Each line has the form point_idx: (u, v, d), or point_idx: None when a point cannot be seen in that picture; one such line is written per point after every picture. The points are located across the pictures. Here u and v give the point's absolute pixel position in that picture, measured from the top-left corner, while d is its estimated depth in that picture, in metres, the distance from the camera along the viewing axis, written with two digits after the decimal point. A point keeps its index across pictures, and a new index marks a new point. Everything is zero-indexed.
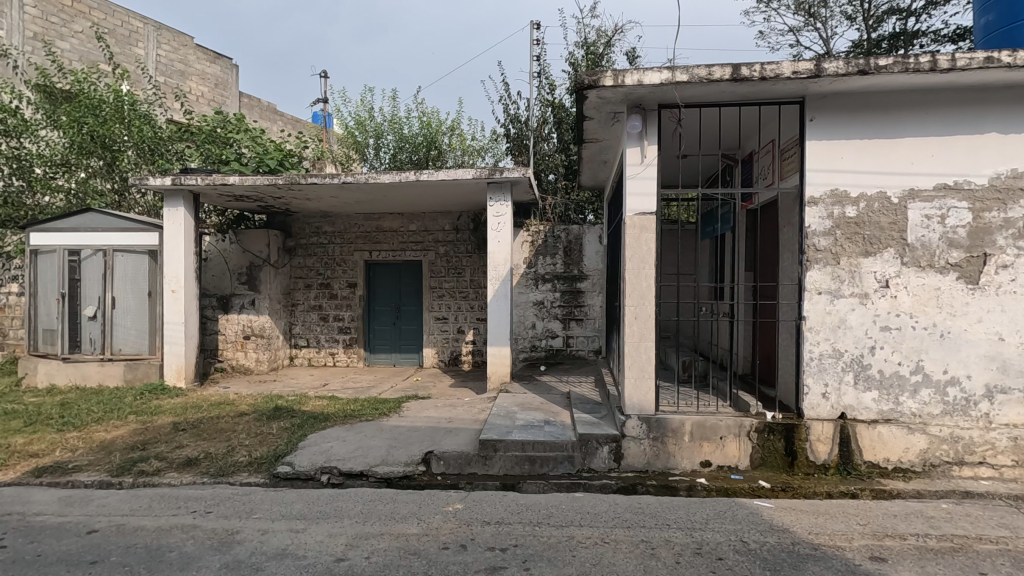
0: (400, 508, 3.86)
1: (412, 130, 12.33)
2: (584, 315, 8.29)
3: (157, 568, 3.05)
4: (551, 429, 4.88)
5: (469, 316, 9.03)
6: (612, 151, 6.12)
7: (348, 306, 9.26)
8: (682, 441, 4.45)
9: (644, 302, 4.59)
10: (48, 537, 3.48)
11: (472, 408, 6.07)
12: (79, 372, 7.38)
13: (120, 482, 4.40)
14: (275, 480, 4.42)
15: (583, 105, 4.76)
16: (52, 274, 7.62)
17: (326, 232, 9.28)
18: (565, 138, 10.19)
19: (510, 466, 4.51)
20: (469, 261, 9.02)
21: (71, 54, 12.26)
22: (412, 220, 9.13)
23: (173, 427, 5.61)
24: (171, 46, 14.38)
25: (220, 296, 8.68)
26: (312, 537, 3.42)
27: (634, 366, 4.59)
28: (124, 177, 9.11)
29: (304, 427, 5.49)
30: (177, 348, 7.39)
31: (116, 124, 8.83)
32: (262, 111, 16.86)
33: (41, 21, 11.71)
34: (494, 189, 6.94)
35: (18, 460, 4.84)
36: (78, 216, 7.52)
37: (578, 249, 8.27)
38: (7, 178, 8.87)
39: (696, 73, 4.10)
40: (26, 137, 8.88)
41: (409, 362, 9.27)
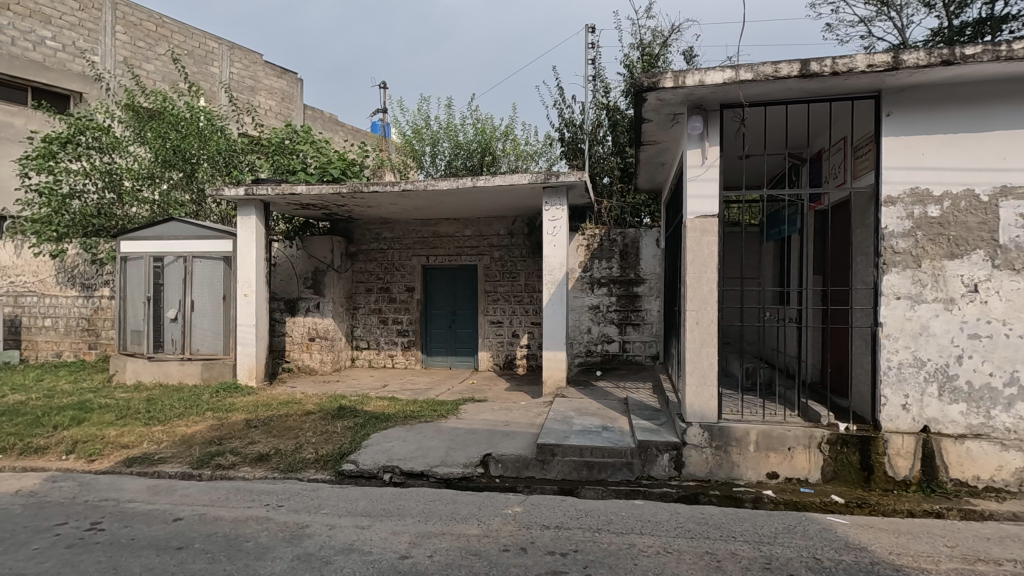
0: (459, 509, 3.92)
1: (467, 137, 12.54)
2: (640, 320, 8.16)
3: (236, 556, 3.23)
4: (609, 435, 4.83)
5: (524, 320, 9.07)
6: (670, 152, 6.00)
7: (407, 309, 9.51)
8: (747, 451, 4.30)
9: (706, 307, 4.47)
10: (140, 523, 3.76)
11: (528, 412, 6.09)
12: (161, 370, 7.89)
13: (200, 474, 4.70)
14: (340, 478, 4.59)
15: (640, 108, 4.72)
16: (139, 279, 8.22)
17: (385, 238, 9.58)
18: (620, 140, 10.08)
19: (567, 471, 4.50)
20: (524, 265, 9.07)
21: (155, 75, 13.37)
22: (468, 225, 9.27)
23: (246, 424, 5.93)
24: (242, 63, 15.25)
25: (287, 300, 9.11)
26: (377, 534, 3.53)
27: (696, 373, 4.47)
28: (201, 188, 9.79)
29: (367, 426, 5.68)
30: (249, 348, 7.82)
31: (195, 139, 9.51)
32: (325, 122, 17.61)
33: (130, 46, 12.97)
34: (550, 194, 6.94)
35: (112, 451, 5.26)
36: (162, 225, 8.09)
37: (634, 252, 8.17)
38: (101, 191, 9.58)
39: (761, 71, 3.98)
40: (117, 153, 9.61)
41: (465, 365, 9.39)
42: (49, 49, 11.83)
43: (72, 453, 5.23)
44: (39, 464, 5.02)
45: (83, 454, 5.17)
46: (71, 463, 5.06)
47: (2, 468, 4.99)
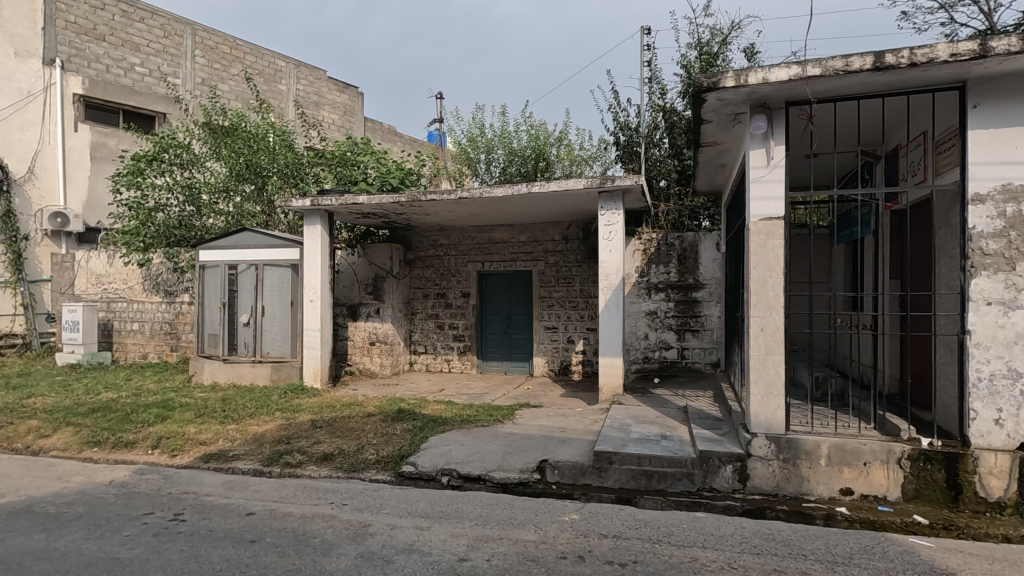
0: (516, 514, 3.94)
1: (521, 143, 12.63)
2: (700, 327, 7.93)
3: (305, 551, 3.38)
4: (668, 443, 4.72)
5: (579, 325, 9.01)
6: (731, 154, 5.82)
7: (463, 315, 9.66)
8: (818, 465, 4.08)
9: (771, 313, 4.29)
10: (217, 516, 4.00)
11: (584, 418, 6.03)
12: (235, 372, 8.37)
13: (270, 471, 4.95)
14: (400, 479, 4.72)
15: (700, 108, 4.61)
16: (215, 286, 8.76)
17: (442, 244, 9.77)
18: (677, 142, 9.85)
19: (625, 479, 4.42)
20: (579, 270, 9.02)
21: (229, 94, 14.29)
22: (522, 231, 9.32)
23: (312, 425, 6.19)
24: (308, 80, 16.02)
25: (349, 305, 9.45)
26: (436, 535, 3.60)
27: (761, 382, 4.29)
28: (270, 200, 10.36)
29: (426, 429, 5.79)
30: (314, 351, 8.18)
31: (265, 154, 10.09)
32: (384, 134, 18.21)
33: (208, 68, 13.93)
34: (606, 199, 6.89)
35: (191, 446, 5.62)
36: (236, 236, 8.61)
37: (693, 257, 7.95)
38: (181, 205, 10.29)
39: (829, 65, 3.80)
40: (195, 168, 10.32)
41: (520, 370, 9.42)
42: (138, 75, 12.89)
43: (157, 447, 5.63)
44: (129, 458, 5.44)
45: (167, 449, 5.56)
46: (157, 457, 5.46)
47: (98, 459, 5.45)
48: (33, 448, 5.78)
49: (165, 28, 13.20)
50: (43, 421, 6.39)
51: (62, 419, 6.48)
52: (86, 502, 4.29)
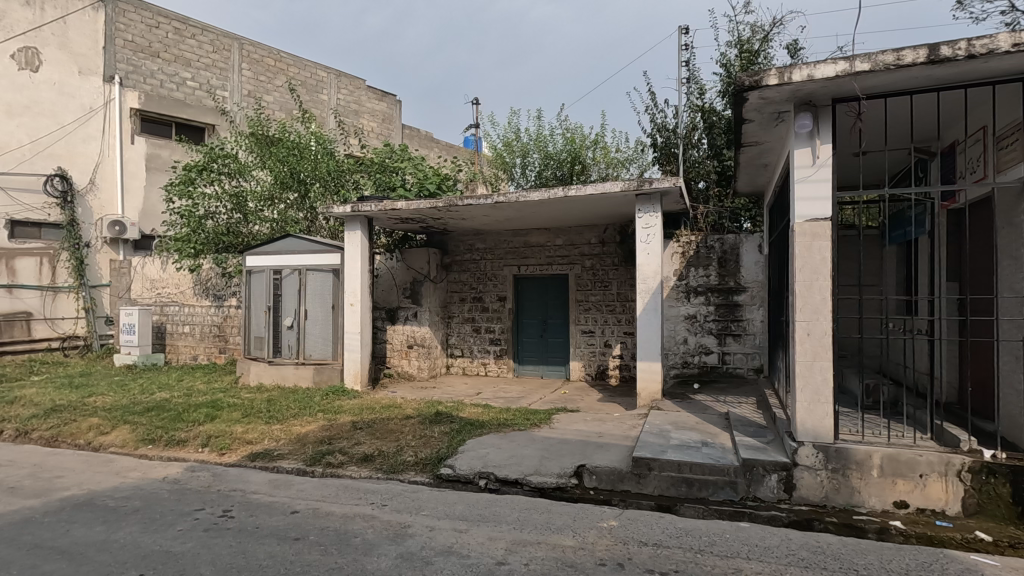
0: (554, 519, 3.92)
1: (557, 147, 12.62)
2: (742, 331, 7.73)
3: (346, 550, 3.45)
4: (710, 451, 4.61)
5: (616, 329, 8.92)
6: (774, 153, 5.67)
7: (499, 318, 9.69)
8: (869, 477, 3.92)
9: (818, 317, 4.15)
10: (263, 513, 4.13)
11: (622, 424, 5.96)
12: (279, 374, 8.63)
13: (313, 470, 5.08)
14: (439, 481, 4.76)
15: (741, 108, 4.51)
16: (261, 290, 9.05)
17: (478, 248, 9.85)
18: (717, 143, 9.65)
19: (665, 487, 4.34)
20: (616, 274, 8.94)
21: (274, 105, 14.82)
22: (558, 234, 9.30)
23: (353, 426, 6.32)
24: (348, 89, 16.44)
25: (388, 309, 9.62)
26: (474, 538, 3.62)
27: (808, 388, 4.15)
28: (313, 207, 10.67)
29: (463, 432, 5.84)
30: (355, 354, 8.36)
31: (308, 162, 10.40)
32: (421, 140, 18.51)
33: (254, 80, 14.48)
34: (643, 201, 6.81)
35: (239, 445, 5.83)
36: (281, 241, 8.90)
37: (734, 260, 7.77)
38: (229, 212, 10.69)
39: (879, 59, 3.66)
40: (242, 177, 10.72)
41: (556, 374, 9.37)
42: (189, 89, 13.50)
43: (207, 446, 5.86)
44: (181, 455, 5.68)
45: (216, 447, 5.78)
46: (206, 455, 5.68)
47: (152, 456, 5.71)
48: (95, 444, 6.11)
49: (214, 43, 13.80)
50: (103, 419, 6.74)
51: (120, 417, 6.82)
52: (142, 497, 4.50)
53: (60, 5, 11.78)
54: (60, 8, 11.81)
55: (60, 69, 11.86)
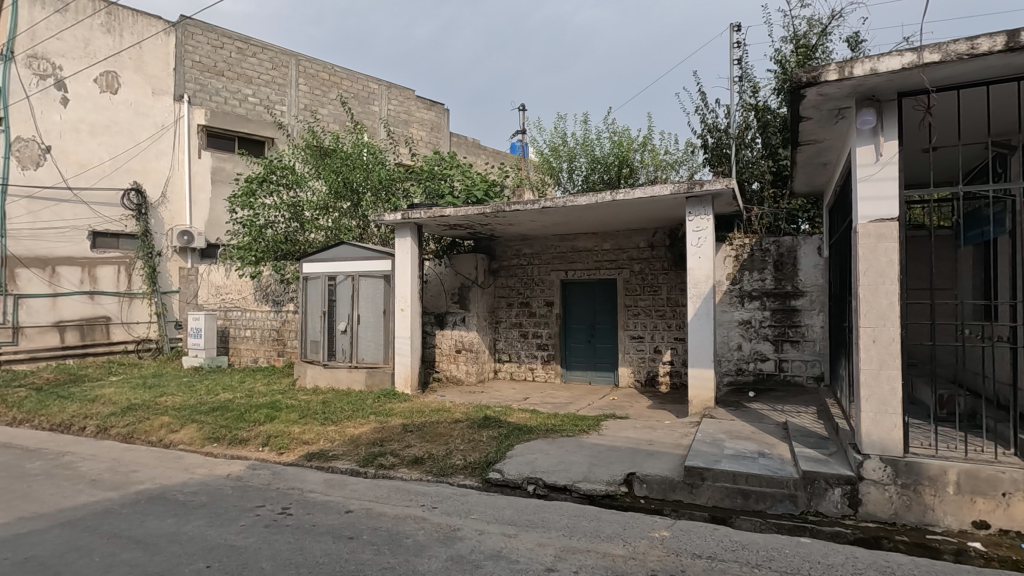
0: (604, 527, 3.87)
1: (604, 151, 12.52)
2: (800, 337, 7.41)
3: (398, 550, 3.53)
4: (767, 462, 4.44)
5: (666, 335, 8.73)
6: (834, 152, 5.42)
7: (546, 324, 9.68)
8: (944, 494, 3.69)
9: (885, 323, 3.93)
10: (319, 512, 4.27)
11: (673, 432, 5.81)
12: (334, 377, 8.92)
13: (366, 471, 5.23)
14: (487, 485, 4.79)
15: (798, 105, 4.35)
16: (316, 296, 9.39)
17: (525, 254, 9.88)
18: (771, 142, 9.32)
19: (719, 498, 4.21)
20: (665, 278, 8.77)
21: (328, 118, 15.42)
22: (606, 238, 9.21)
23: (404, 428, 6.45)
24: (398, 100, 16.90)
25: (437, 314, 9.79)
26: (523, 543, 3.62)
27: (874, 398, 3.93)
28: (365, 215, 11.01)
29: (511, 437, 5.86)
30: (405, 358, 8.55)
31: (360, 172, 10.76)
32: (468, 148, 18.78)
33: (310, 95, 15.11)
34: (694, 204, 6.64)
35: (296, 445, 6.06)
36: (335, 249, 9.22)
37: (791, 263, 7.47)
38: (287, 221, 11.17)
39: (950, 50, 3.46)
40: (299, 188, 11.19)
41: (605, 380, 9.26)
42: (250, 105, 14.22)
43: (267, 445, 6.12)
44: (243, 453, 5.95)
45: (275, 446, 6.03)
46: (266, 454, 5.93)
47: (217, 454, 6.02)
48: (166, 442, 6.50)
49: (273, 60, 14.50)
50: (173, 417, 7.16)
51: (188, 416, 7.22)
52: (207, 492, 4.75)
53: (136, 31, 12.68)
54: (137, 34, 12.71)
55: (136, 90, 12.74)
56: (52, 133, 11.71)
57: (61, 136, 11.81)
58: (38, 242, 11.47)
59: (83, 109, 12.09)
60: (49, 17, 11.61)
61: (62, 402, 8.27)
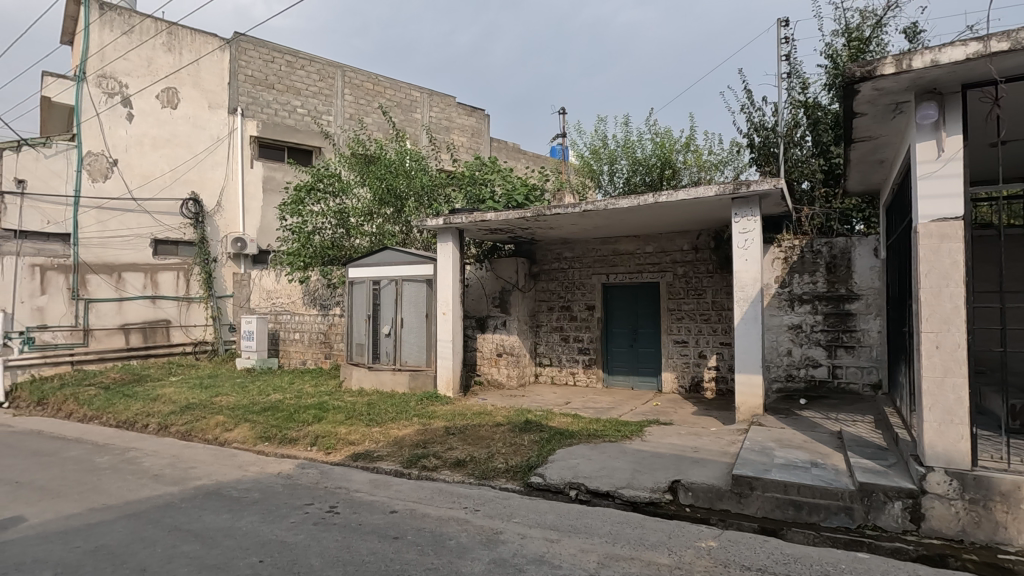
0: (648, 535, 3.80)
1: (645, 152, 12.35)
2: (855, 342, 7.09)
3: (442, 551, 3.57)
4: (820, 472, 4.26)
5: (711, 340, 8.52)
6: (891, 148, 5.18)
7: (588, 328, 9.60)
8: (1017, 511, 3.47)
9: (949, 328, 3.72)
10: (365, 511, 4.37)
11: (720, 439, 5.66)
12: (378, 379, 9.11)
13: (410, 472, 5.31)
14: (529, 489, 4.79)
15: (851, 101, 4.18)
16: (362, 300, 9.63)
17: (566, 257, 9.84)
18: (823, 139, 8.98)
19: (769, 508, 4.07)
20: (710, 281, 8.56)
21: (372, 126, 15.83)
22: (649, 241, 9.08)
23: (446, 431, 6.52)
24: (440, 107, 17.18)
25: (478, 317, 9.86)
26: (566, 549, 3.59)
27: (937, 408, 3.72)
28: (407, 221, 11.25)
29: (552, 441, 5.83)
30: (447, 361, 8.64)
31: (403, 178, 11.00)
32: (508, 152, 18.89)
33: (355, 104, 15.55)
34: (740, 205, 6.47)
35: (343, 445, 6.22)
36: (379, 254, 9.44)
37: (845, 265, 7.17)
38: (333, 227, 11.50)
39: (1021, 37, 3.25)
40: (345, 195, 11.54)
41: (648, 385, 9.10)
42: (299, 116, 14.75)
43: (315, 445, 6.31)
44: (292, 452, 6.16)
45: (322, 446, 6.21)
46: (314, 454, 6.12)
47: (268, 453, 6.25)
48: (221, 440, 6.80)
49: (320, 72, 15.01)
50: (227, 416, 7.48)
51: (241, 415, 7.52)
52: (259, 489, 4.93)
53: (194, 49, 13.38)
54: (195, 52, 13.40)
55: (194, 105, 13.42)
56: (119, 147, 12.48)
57: (127, 149, 12.57)
58: (106, 250, 12.22)
59: (147, 124, 12.83)
60: (117, 40, 12.43)
61: (127, 400, 8.76)
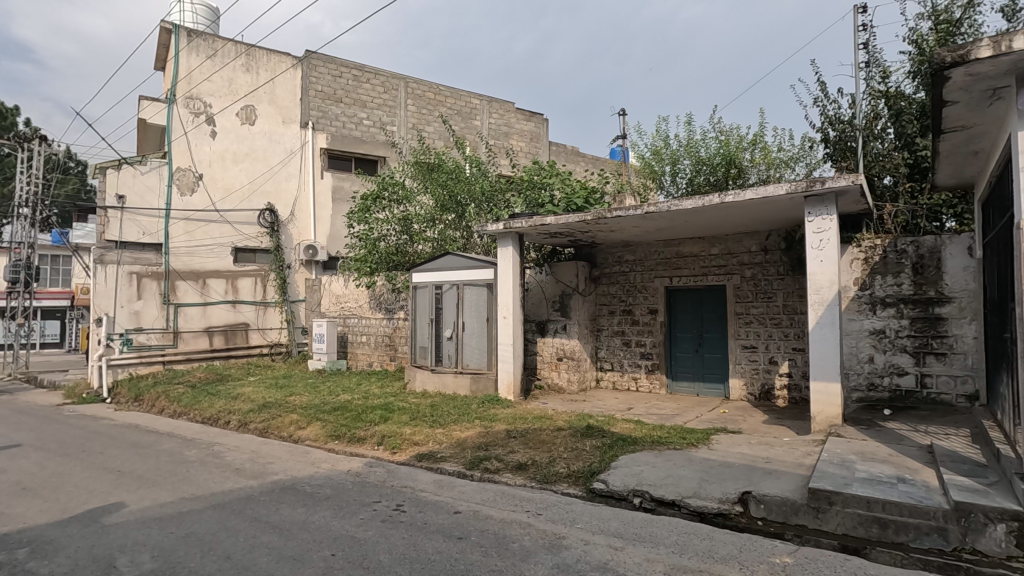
0: (717, 547, 3.66)
1: (710, 151, 11.97)
2: (947, 349, 6.54)
3: (505, 554, 3.59)
4: (909, 489, 3.97)
5: (783, 345, 8.12)
6: (988, 138, 4.77)
7: (650, 332, 9.39)
8: None
9: None
10: (430, 511, 4.46)
11: (794, 450, 5.37)
12: (440, 382, 9.28)
13: (472, 474, 5.39)
14: (591, 495, 4.74)
15: (940, 89, 3.89)
16: (425, 304, 9.86)
17: (627, 260, 9.69)
18: (907, 131, 8.38)
19: (851, 525, 3.83)
20: (781, 284, 8.17)
21: (434, 134, 16.27)
22: (714, 243, 8.78)
23: (507, 434, 6.57)
24: (499, 113, 17.40)
25: (538, 321, 9.87)
26: (631, 557, 3.53)
27: None
28: (468, 226, 11.53)
29: (615, 447, 5.74)
30: (508, 365, 8.70)
31: (463, 186, 11.34)
32: (567, 156, 18.86)
33: (417, 114, 16.03)
34: (814, 203, 6.15)
35: (408, 446, 6.40)
36: (441, 259, 9.67)
37: (934, 265, 6.64)
38: (397, 234, 11.91)
39: None
40: (409, 203, 11.96)
41: (714, 393, 8.78)
42: (365, 127, 15.37)
43: (382, 444, 6.53)
44: (361, 451, 6.40)
45: (389, 446, 6.41)
46: (381, 453, 6.34)
47: (338, 451, 6.53)
48: (295, 437, 7.17)
49: (385, 84, 15.58)
50: (300, 415, 7.86)
51: (313, 414, 7.89)
52: (331, 486, 5.15)
53: (270, 69, 14.23)
54: (270, 71, 14.25)
55: (269, 121, 14.26)
56: (204, 162, 13.45)
57: (211, 164, 13.53)
58: (193, 258, 13.19)
59: (228, 140, 13.76)
60: (202, 63, 13.43)
61: (211, 398, 9.38)
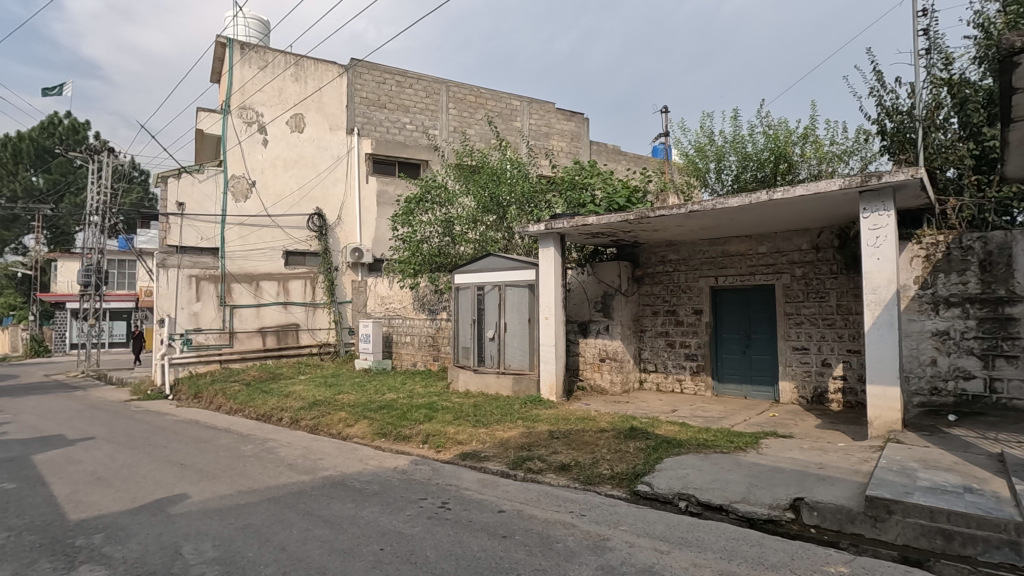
0: (768, 554, 3.56)
1: (757, 146, 11.62)
2: (1019, 352, 6.14)
3: (549, 554, 3.60)
4: (976, 499, 3.76)
5: (837, 347, 7.81)
6: None
7: (695, 333, 9.20)
8: None
9: None
10: (475, 508, 4.53)
11: (850, 456, 5.16)
12: (483, 382, 9.36)
13: (515, 474, 5.43)
14: (636, 497, 4.69)
15: (1009, 75, 3.68)
16: (467, 305, 9.98)
17: (671, 260, 9.53)
18: (973, 119, 7.92)
19: (912, 536, 3.67)
20: (835, 283, 7.86)
21: (476, 137, 16.45)
22: (762, 241, 8.54)
23: (550, 435, 6.57)
24: (540, 114, 17.42)
25: (580, 322, 9.83)
26: (676, 561, 3.49)
27: None
28: (509, 227, 11.61)
29: (660, 449, 5.66)
30: (550, 366, 8.70)
31: (504, 186, 11.43)
32: (609, 154, 18.71)
33: (459, 117, 16.25)
34: (869, 199, 5.89)
35: (452, 445, 6.49)
36: (483, 260, 9.77)
37: (1005, 262, 6.25)
38: (439, 236, 12.08)
39: None
40: (451, 205, 12.14)
41: (763, 395, 8.53)
42: (408, 132, 15.68)
43: (427, 443, 6.66)
44: (407, 449, 6.54)
45: (434, 445, 6.53)
46: (426, 451, 6.46)
47: (385, 449, 6.69)
48: (343, 434, 7.40)
49: (427, 89, 15.87)
50: (348, 414, 8.09)
51: (361, 413, 8.12)
52: (379, 482, 5.30)
53: (318, 77, 14.71)
54: (318, 80, 14.74)
55: (318, 128, 14.75)
56: (257, 170, 14.04)
57: (263, 171, 14.12)
58: (246, 261, 13.80)
59: (279, 148, 14.32)
60: (255, 75, 14.03)
61: (265, 396, 9.78)
